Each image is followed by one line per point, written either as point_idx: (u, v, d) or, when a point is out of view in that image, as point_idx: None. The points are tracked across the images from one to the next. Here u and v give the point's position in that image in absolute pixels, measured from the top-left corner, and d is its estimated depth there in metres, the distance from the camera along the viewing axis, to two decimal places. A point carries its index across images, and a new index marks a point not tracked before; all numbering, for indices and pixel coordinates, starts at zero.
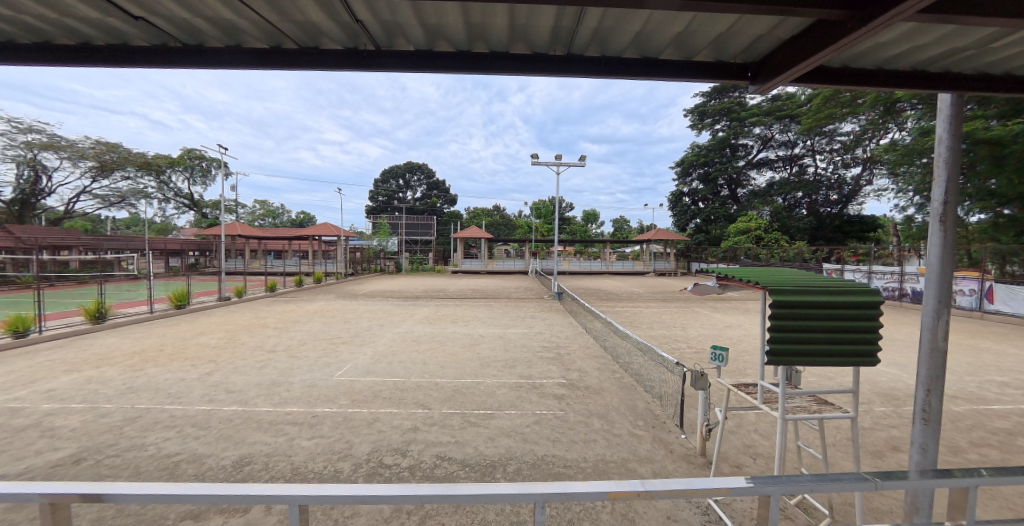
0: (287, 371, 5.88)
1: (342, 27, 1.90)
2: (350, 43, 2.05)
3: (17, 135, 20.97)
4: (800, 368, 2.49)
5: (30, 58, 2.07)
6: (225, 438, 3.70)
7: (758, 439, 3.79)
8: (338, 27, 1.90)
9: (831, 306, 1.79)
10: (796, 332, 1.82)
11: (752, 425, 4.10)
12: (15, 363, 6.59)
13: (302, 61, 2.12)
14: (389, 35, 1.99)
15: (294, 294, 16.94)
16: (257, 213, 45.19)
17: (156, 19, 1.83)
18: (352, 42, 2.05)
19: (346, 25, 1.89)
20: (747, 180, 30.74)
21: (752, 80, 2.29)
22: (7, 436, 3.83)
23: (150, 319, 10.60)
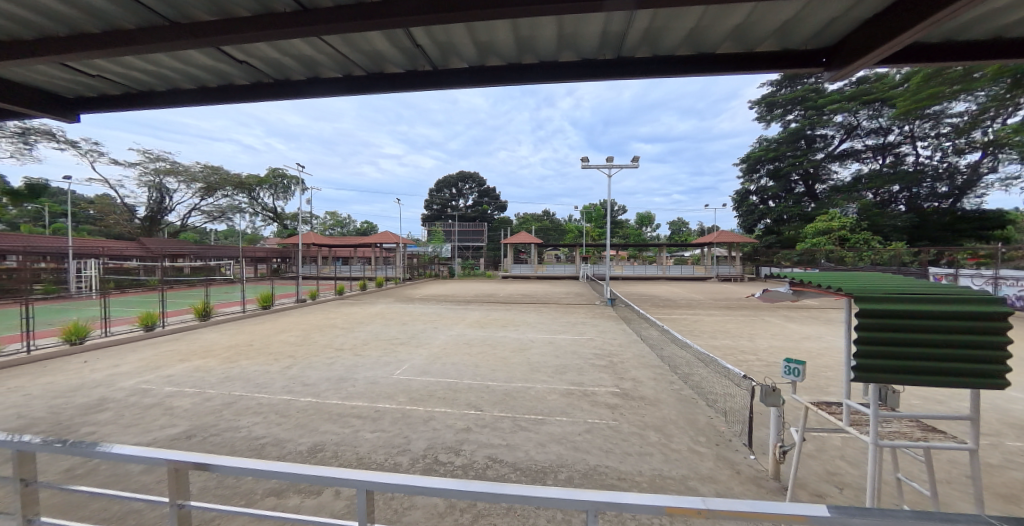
0: (352, 368, 6.35)
1: (402, 52, 2.06)
2: (409, 65, 2.21)
3: (149, 163, 25.09)
4: (898, 389, 2.22)
5: (165, 101, 2.50)
6: (301, 426, 4.08)
7: (844, 467, 3.40)
8: (399, 52, 2.06)
9: (945, 318, 1.57)
10: (893, 343, 1.63)
11: (837, 451, 3.69)
12: (141, 352, 7.76)
13: (371, 86, 2.32)
14: (444, 56, 2.12)
15: (358, 298, 18.21)
16: (328, 223, 49.59)
17: (255, 61, 2.12)
18: (411, 65, 2.21)
19: (406, 49, 2.04)
20: (827, 174, 27.87)
21: (827, 66, 2.12)
22: (138, 411, 4.57)
23: (242, 317, 12.01)
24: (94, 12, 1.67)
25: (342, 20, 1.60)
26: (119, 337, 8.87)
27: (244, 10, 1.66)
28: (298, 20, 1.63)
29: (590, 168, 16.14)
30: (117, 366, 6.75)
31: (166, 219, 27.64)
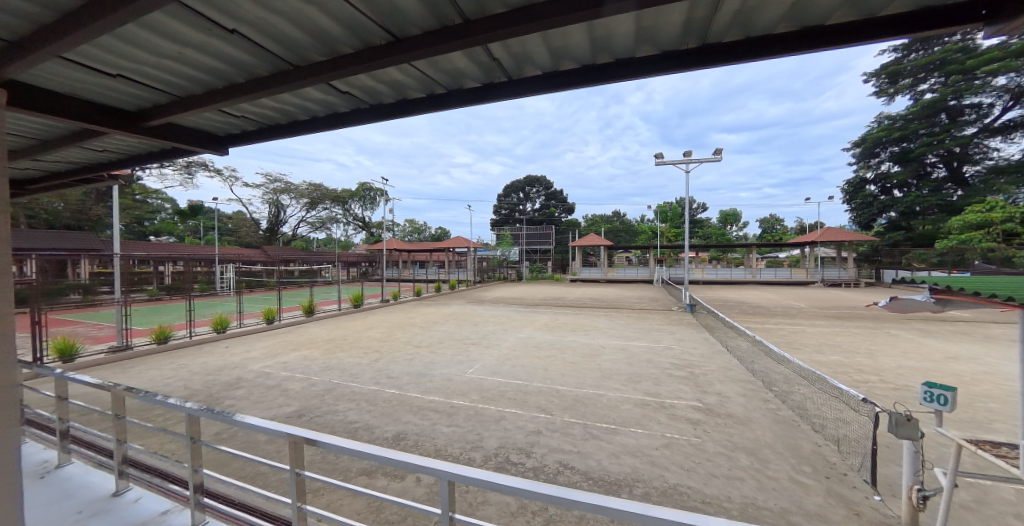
0: (429, 365, 6.76)
1: (480, 67, 2.16)
2: (485, 79, 2.31)
3: (270, 185, 29.51)
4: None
5: (283, 132, 2.92)
6: (387, 414, 4.47)
7: None
8: (476, 67, 2.16)
9: None
10: None
11: (1007, 506, 2.98)
12: (263, 341, 9.15)
13: (451, 102, 2.47)
14: (518, 65, 2.18)
15: (433, 299, 19.34)
16: (407, 230, 53.55)
17: (354, 90, 2.39)
18: (487, 78, 2.30)
19: (482, 64, 2.13)
20: (982, 152, 22.79)
21: (989, 19, 1.64)
22: (262, 391, 5.39)
23: (337, 314, 13.50)
24: (238, 65, 2.03)
25: (430, 45, 1.74)
26: (248, 328, 10.57)
27: (347, 47, 1.89)
28: (391, 49, 1.81)
29: (665, 164, 15.22)
30: (246, 352, 8.03)
31: (281, 230, 32.21)
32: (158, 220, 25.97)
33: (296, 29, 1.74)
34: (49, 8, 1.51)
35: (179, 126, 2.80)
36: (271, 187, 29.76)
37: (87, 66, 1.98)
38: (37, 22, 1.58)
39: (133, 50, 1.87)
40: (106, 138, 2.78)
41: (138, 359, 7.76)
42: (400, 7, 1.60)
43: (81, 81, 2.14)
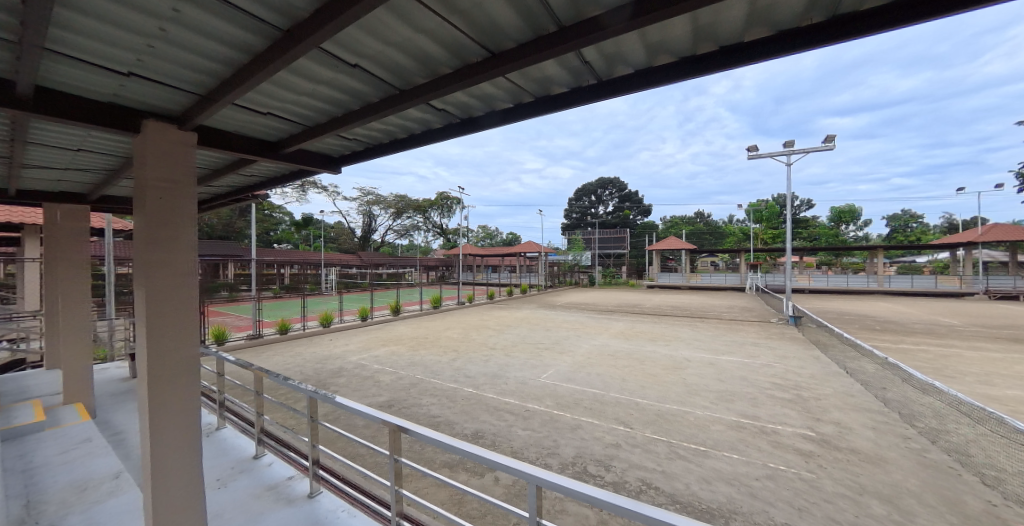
0: (504, 367, 6.89)
1: (569, 73, 1.79)
2: (574, 83, 1.89)
3: (363, 197, 32.92)
4: None
5: (385, 150, 2.69)
6: (465, 412, 4.65)
7: None
8: (565, 73, 1.79)
9: None
10: None
11: None
12: (358, 336, 10.20)
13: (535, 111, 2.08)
14: (609, 65, 1.75)
15: (506, 303, 19.80)
16: (481, 235, 55.74)
17: (449, 107, 2.11)
18: (576, 82, 1.89)
19: (572, 68, 1.76)
20: None
21: None
22: (358, 381, 5.99)
23: (420, 314, 14.51)
24: (335, 103, 2.01)
25: (526, 55, 1.49)
26: (347, 324, 11.89)
27: (447, 67, 1.70)
28: (486, 65, 1.59)
29: (760, 157, 13.68)
30: (345, 345, 9.01)
31: (373, 237, 35.78)
32: (279, 230, 30.62)
33: (411, 60, 1.63)
34: (226, 65, 1.63)
35: (309, 151, 2.78)
36: (364, 199, 33.26)
37: (244, 107, 2.01)
38: (219, 76, 1.72)
39: (277, 90, 1.86)
40: (250, 166, 2.97)
41: (264, 346, 9.18)
42: (496, 21, 1.40)
43: (236, 120, 2.20)
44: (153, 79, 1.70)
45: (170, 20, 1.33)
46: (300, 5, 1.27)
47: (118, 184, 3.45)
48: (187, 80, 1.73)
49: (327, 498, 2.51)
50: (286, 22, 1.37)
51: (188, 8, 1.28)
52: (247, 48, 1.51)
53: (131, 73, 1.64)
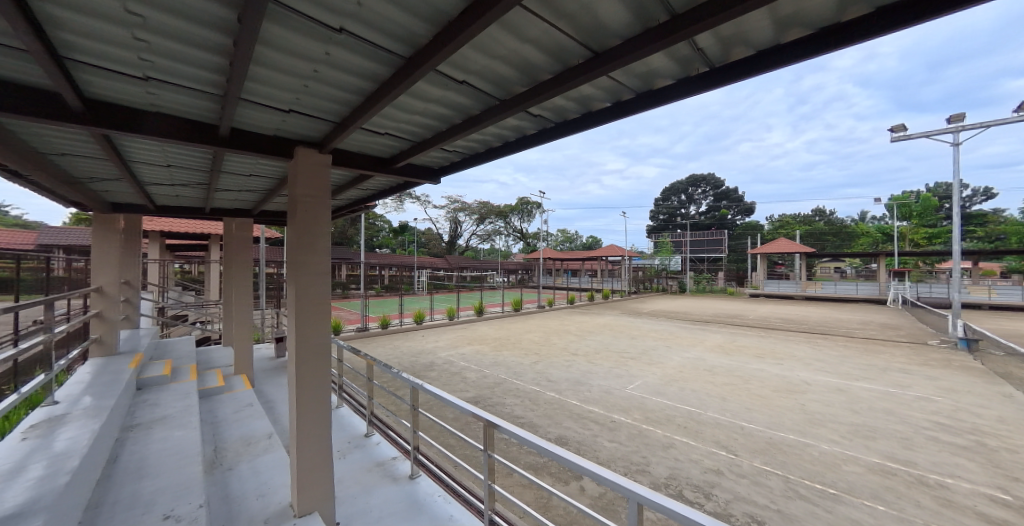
0: (587, 374, 6.75)
1: (678, 63, 1.56)
2: (681, 73, 1.64)
3: (451, 204, 35.18)
4: None
5: (482, 159, 2.78)
6: (548, 416, 4.68)
7: None
8: (673, 64, 1.56)
9: None
10: None
11: None
12: (446, 334, 10.92)
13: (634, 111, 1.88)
14: (725, 49, 1.47)
15: (588, 308, 19.40)
16: (561, 239, 55.72)
17: (545, 112, 2.03)
18: (683, 72, 1.63)
19: (680, 59, 1.53)
20: None
21: None
22: (448, 376, 6.41)
23: (502, 316, 14.98)
24: (442, 118, 2.19)
25: (632, 51, 1.40)
26: (436, 321, 12.81)
27: (548, 73, 1.69)
28: (588, 67, 1.53)
29: (912, 138, 11.25)
30: (435, 342, 9.72)
31: (458, 242, 38.00)
32: (380, 236, 34.26)
33: (514, 71, 1.68)
34: (359, 94, 1.89)
35: (415, 164, 3.04)
36: (451, 206, 35.57)
37: (367, 129, 2.32)
38: (351, 105, 2.00)
39: (397, 112, 2.10)
40: (368, 180, 3.42)
41: (369, 338, 10.37)
42: (603, 20, 1.35)
43: (362, 141, 2.54)
44: (305, 112, 2.05)
45: (324, 62, 1.59)
46: (423, 32, 1.41)
47: (275, 201, 4.25)
48: (329, 111, 2.05)
49: (425, 481, 2.73)
50: (408, 50, 1.53)
51: (337, 52, 1.51)
52: (376, 77, 1.73)
53: (293, 110, 2.01)
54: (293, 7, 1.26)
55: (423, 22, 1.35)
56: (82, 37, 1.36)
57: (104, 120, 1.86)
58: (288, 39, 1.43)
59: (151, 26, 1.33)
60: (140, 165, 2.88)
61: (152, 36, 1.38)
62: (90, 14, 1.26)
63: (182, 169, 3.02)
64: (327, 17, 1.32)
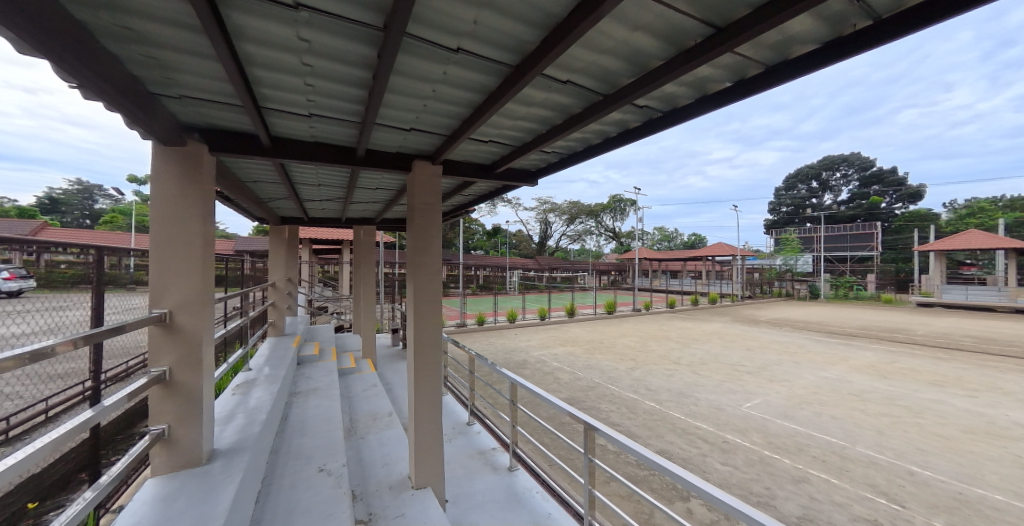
0: (692, 386, 6.20)
1: (827, 23, 1.32)
2: (830, 35, 1.38)
3: (542, 206, 35.59)
4: None
5: (581, 157, 2.75)
6: (649, 427, 4.43)
7: None
8: (819, 26, 1.33)
9: None
10: None
11: None
12: (539, 334, 11.08)
13: (762, 89, 1.64)
14: None
15: (691, 313, 17.77)
16: (657, 238, 52.34)
17: (653, 102, 1.91)
18: (834, 31, 1.37)
19: (829, 18, 1.29)
20: None
21: None
22: (542, 376, 6.51)
23: (594, 319, 14.62)
24: (544, 120, 2.23)
25: (763, 20, 1.23)
26: (527, 321, 13.09)
27: (659, 59, 1.59)
28: (706, 47, 1.40)
29: None
30: (528, 341, 9.94)
31: (548, 243, 38.33)
32: (475, 239, 36.29)
33: (621, 61, 1.61)
34: (469, 107, 2.05)
35: (515, 168, 3.15)
36: (542, 208, 35.97)
37: (473, 139, 2.49)
38: (461, 117, 2.17)
39: (501, 120, 2.21)
40: (470, 187, 3.67)
41: (467, 333, 11.10)
42: None
43: (468, 151, 2.74)
44: (423, 129, 2.30)
45: (442, 82, 1.77)
46: (531, 38, 1.46)
47: (393, 210, 4.85)
48: (442, 126, 2.27)
49: (523, 474, 2.83)
50: (516, 58, 1.60)
51: (452, 69, 1.66)
52: (485, 88, 1.84)
53: (413, 128, 2.27)
54: (419, 36, 1.43)
55: (531, 27, 1.39)
56: (273, 89, 1.77)
57: (284, 152, 2.39)
58: (414, 65, 1.62)
59: (316, 73, 1.65)
60: (302, 185, 3.58)
61: (316, 80, 1.71)
62: (279, 70, 1.62)
63: (329, 187, 3.65)
64: (446, 39, 1.45)
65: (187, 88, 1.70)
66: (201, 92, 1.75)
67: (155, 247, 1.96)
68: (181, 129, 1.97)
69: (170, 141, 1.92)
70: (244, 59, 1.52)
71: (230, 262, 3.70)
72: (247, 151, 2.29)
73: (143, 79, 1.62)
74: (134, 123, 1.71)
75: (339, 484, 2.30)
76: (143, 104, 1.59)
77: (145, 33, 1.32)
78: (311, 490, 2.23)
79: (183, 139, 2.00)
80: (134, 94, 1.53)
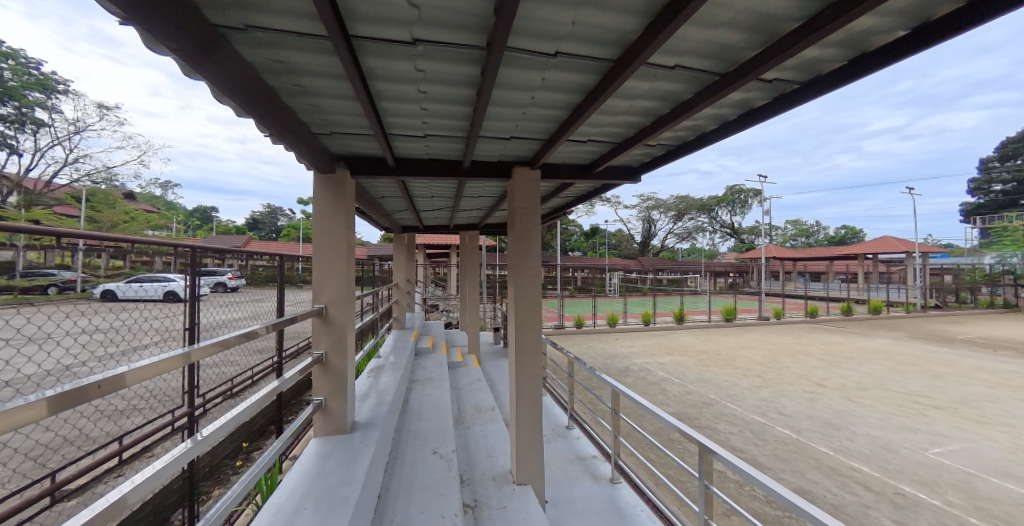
0: (843, 416, 5.09)
1: None
2: None
3: (644, 203, 33.58)
4: None
5: (692, 148, 2.47)
6: (783, 460, 3.78)
7: None
8: None
9: None
10: None
11: None
12: (643, 340, 10.42)
13: (960, 34, 1.23)
14: None
15: (841, 325, 14.64)
16: (790, 233, 44.72)
17: (787, 73, 1.61)
18: None
19: None
20: None
21: None
22: (647, 386, 6.09)
23: (709, 326, 13.15)
24: (649, 112, 2.06)
25: None
26: (630, 326, 12.41)
27: (796, 20, 1.33)
28: None
29: None
30: (632, 347, 9.41)
31: (652, 242, 35.95)
32: (572, 240, 36.05)
33: (744, 32, 1.39)
34: (567, 109, 2.01)
35: (615, 166, 3.00)
36: (644, 205, 33.89)
37: (572, 140, 2.44)
38: (560, 120, 2.15)
39: (601, 117, 2.12)
40: (569, 189, 3.63)
41: (566, 335, 11.05)
42: None
43: (566, 152, 2.70)
44: (523, 137, 2.34)
45: (540, 89, 1.77)
46: (633, 27, 1.36)
47: (496, 215, 5.07)
48: (541, 131, 2.27)
49: (626, 489, 2.66)
50: (616, 51, 1.51)
51: (551, 74, 1.65)
52: (585, 87, 1.78)
53: (513, 136, 2.33)
54: (518, 48, 1.45)
55: (632, 15, 1.29)
56: (396, 116, 2.01)
57: (404, 169, 2.68)
58: (513, 76, 1.66)
59: (431, 97, 1.81)
60: (418, 198, 4.00)
61: (431, 104, 1.88)
62: (401, 100, 1.83)
63: (440, 198, 4.00)
64: (543, 46, 1.45)
65: (336, 125, 2.05)
66: (345, 127, 2.08)
67: (317, 252, 2.39)
68: (331, 158, 2.36)
69: (325, 168, 2.34)
70: (377, 95, 1.76)
71: (365, 266, 4.31)
72: (376, 171, 2.62)
73: (309, 123, 2.00)
74: (301, 156, 2.12)
75: (450, 468, 2.46)
76: (308, 141, 1.97)
77: (309, 87, 1.64)
78: (426, 470, 2.43)
79: (333, 166, 2.41)
80: (303, 135, 1.91)
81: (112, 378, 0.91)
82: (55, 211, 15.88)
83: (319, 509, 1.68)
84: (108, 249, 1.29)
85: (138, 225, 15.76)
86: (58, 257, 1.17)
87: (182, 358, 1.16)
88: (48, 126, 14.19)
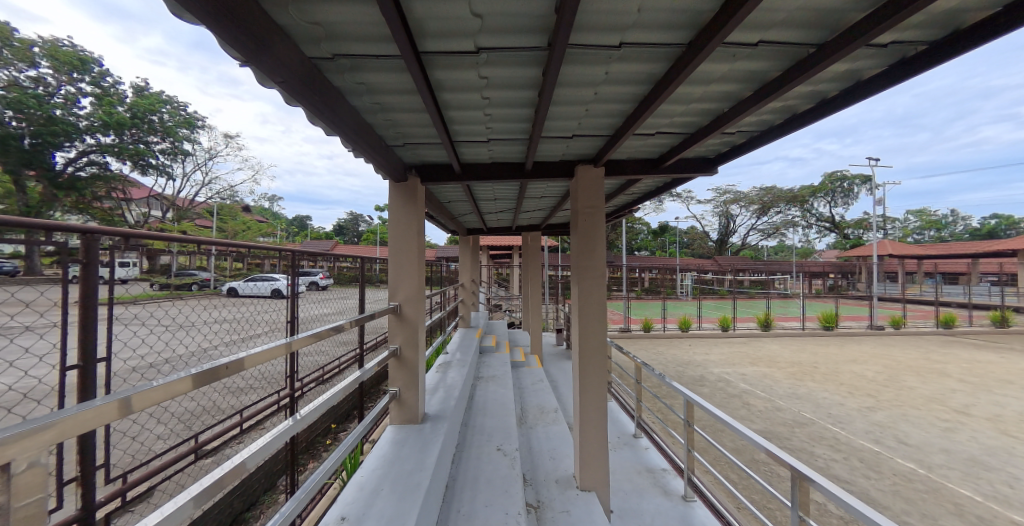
0: (992, 453, 4.13)
1: None
2: None
3: (722, 197, 30.88)
4: None
5: (779, 133, 2.15)
6: (907, 500, 3.16)
7: None
8: None
9: None
10: None
11: None
12: (722, 347, 9.55)
13: None
14: None
15: (987, 338, 11.96)
16: (912, 226, 37.81)
17: (909, 33, 1.30)
18: None
19: None
20: None
21: None
22: (727, 398, 5.54)
23: (804, 335, 11.63)
24: (727, 96, 1.83)
25: None
26: (707, 331, 11.45)
27: None
28: None
29: None
30: (709, 354, 8.66)
31: (731, 239, 32.99)
32: (640, 239, 34.43)
33: None
34: (633, 101, 1.86)
35: (688, 158, 2.74)
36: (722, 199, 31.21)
37: (639, 134, 2.28)
38: (627, 114, 2.00)
39: (670, 107, 1.93)
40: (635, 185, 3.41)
41: (634, 339, 10.54)
42: None
43: (632, 147, 2.53)
44: (587, 134, 2.23)
45: (604, 83, 1.66)
46: (708, 5, 1.19)
47: (558, 215, 4.97)
48: (606, 126, 2.14)
49: (702, 509, 2.41)
50: (689, 35, 1.35)
51: (616, 66, 1.53)
52: (652, 76, 1.63)
53: (576, 134, 2.23)
54: (580, 44, 1.37)
55: None
56: (460, 123, 2.02)
57: (469, 173, 2.72)
58: (576, 73, 1.57)
59: (496, 102, 1.79)
60: (481, 201, 4.06)
61: (494, 109, 1.86)
62: (467, 107, 1.84)
63: (502, 200, 4.03)
64: (609, 38, 1.34)
65: (410, 137, 2.13)
66: (416, 138, 2.16)
67: (391, 254, 2.52)
68: (404, 167, 2.48)
69: (399, 175, 2.45)
70: (444, 105, 1.79)
71: (435, 266, 4.49)
72: (444, 177, 2.68)
73: (385, 137, 2.11)
74: (379, 168, 2.24)
75: (513, 466, 2.43)
76: (385, 153, 2.07)
77: (385, 104, 1.72)
78: (491, 466, 2.43)
79: (405, 175, 2.52)
80: (381, 148, 2.01)
81: (237, 361, 1.00)
82: (196, 222, 19.27)
83: (394, 491, 1.74)
84: (232, 254, 1.49)
85: (255, 233, 18.54)
86: (199, 260, 1.39)
87: (284, 346, 1.24)
88: (192, 154, 17.21)
